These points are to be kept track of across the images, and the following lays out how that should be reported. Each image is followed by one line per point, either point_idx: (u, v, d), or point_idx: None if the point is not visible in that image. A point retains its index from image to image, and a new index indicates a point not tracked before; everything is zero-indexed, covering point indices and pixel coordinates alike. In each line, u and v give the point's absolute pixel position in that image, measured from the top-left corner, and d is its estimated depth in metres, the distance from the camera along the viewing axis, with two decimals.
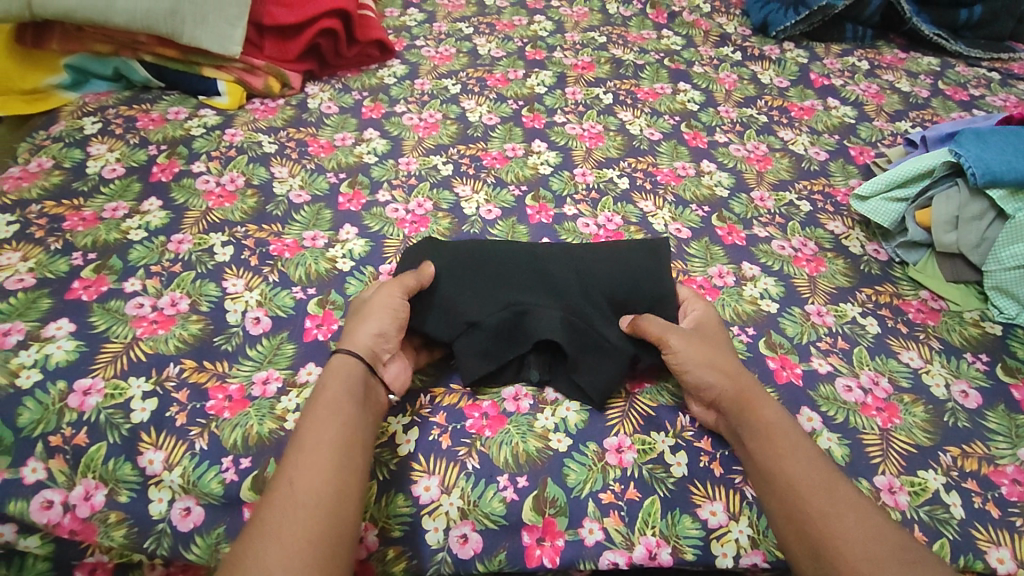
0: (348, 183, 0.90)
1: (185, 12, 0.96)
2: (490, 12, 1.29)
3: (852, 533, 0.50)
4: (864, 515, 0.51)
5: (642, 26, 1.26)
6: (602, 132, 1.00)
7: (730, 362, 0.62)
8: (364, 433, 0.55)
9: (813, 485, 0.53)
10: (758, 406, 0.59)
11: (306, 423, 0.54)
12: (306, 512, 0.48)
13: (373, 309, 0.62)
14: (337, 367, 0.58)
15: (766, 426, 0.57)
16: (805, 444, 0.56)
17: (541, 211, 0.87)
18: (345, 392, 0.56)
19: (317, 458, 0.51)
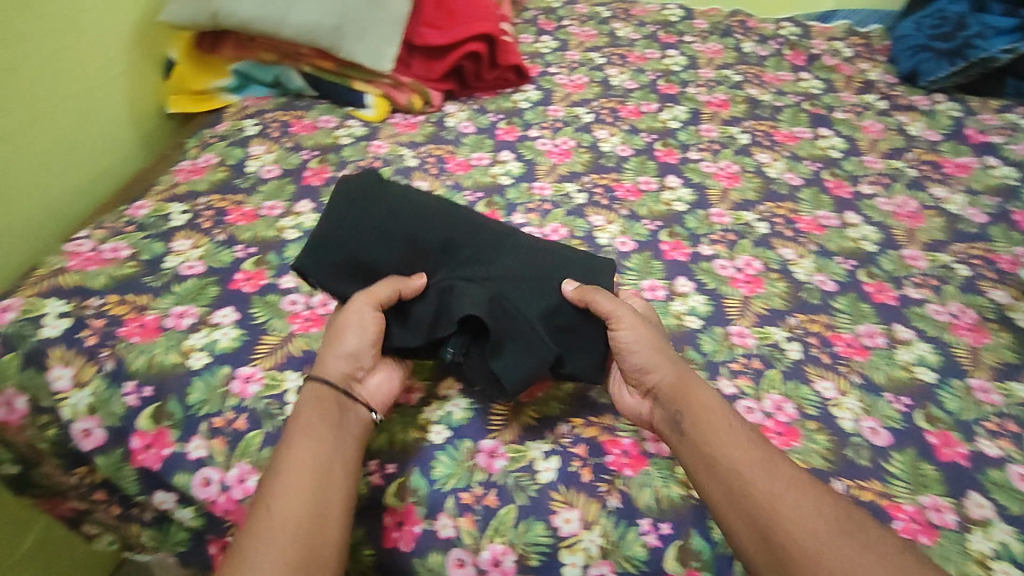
0: (485, 203, 0.92)
1: (348, 29, 1.01)
2: (622, 44, 1.30)
3: (802, 515, 0.52)
4: (811, 495, 0.54)
5: (779, 67, 1.23)
6: (739, 173, 0.98)
7: (671, 352, 0.63)
8: (342, 454, 0.58)
9: (758, 470, 0.55)
10: (698, 392, 0.60)
11: (285, 447, 0.57)
12: (282, 538, 0.52)
13: (347, 326, 0.63)
14: (311, 396, 0.61)
15: (707, 411, 0.59)
16: (744, 426, 0.58)
17: (676, 249, 0.86)
18: (321, 417, 0.59)
19: (290, 486, 0.54)
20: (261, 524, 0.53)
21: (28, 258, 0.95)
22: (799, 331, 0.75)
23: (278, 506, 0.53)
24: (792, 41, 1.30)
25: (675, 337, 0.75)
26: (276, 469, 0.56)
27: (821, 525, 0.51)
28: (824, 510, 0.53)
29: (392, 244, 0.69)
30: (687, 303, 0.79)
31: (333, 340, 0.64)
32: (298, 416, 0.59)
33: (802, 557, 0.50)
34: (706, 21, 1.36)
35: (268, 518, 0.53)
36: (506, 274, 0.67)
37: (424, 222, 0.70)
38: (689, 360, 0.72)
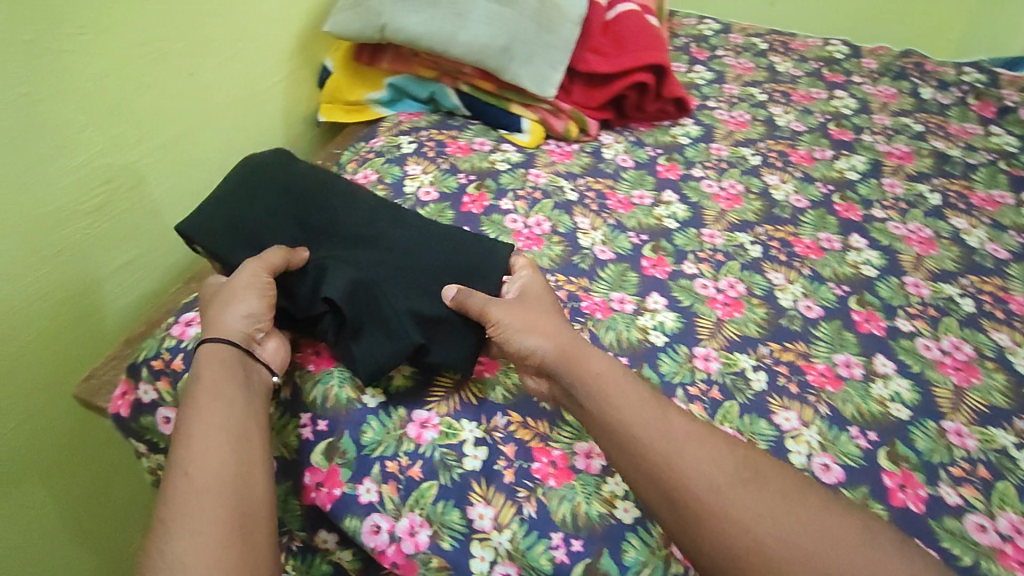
0: (651, 248, 0.86)
1: (517, 50, 0.97)
2: (784, 79, 1.22)
3: (704, 469, 0.56)
4: (703, 448, 0.57)
5: (965, 118, 1.12)
6: (933, 238, 0.89)
7: (557, 321, 0.65)
8: (252, 411, 0.59)
9: (654, 434, 0.57)
10: (586, 358, 0.62)
11: (191, 413, 0.56)
12: (205, 496, 0.52)
13: (239, 290, 0.63)
14: (201, 360, 0.60)
15: (597, 380, 0.61)
16: (632, 386, 0.61)
17: (870, 320, 0.78)
18: (225, 376, 0.59)
19: (204, 445, 0.54)
20: (177, 490, 0.52)
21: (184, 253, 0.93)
22: None
23: (191, 468, 0.53)
24: (978, 88, 1.18)
25: (883, 427, 0.67)
26: (183, 435, 0.56)
27: (720, 478, 0.55)
28: (719, 460, 0.57)
29: (276, 221, 0.72)
30: (889, 387, 0.71)
31: (224, 303, 0.63)
32: (198, 380, 0.59)
33: (705, 509, 0.54)
34: (876, 61, 1.26)
35: (184, 482, 0.53)
36: (379, 263, 0.68)
37: (315, 207, 0.73)
38: (902, 456, 0.64)
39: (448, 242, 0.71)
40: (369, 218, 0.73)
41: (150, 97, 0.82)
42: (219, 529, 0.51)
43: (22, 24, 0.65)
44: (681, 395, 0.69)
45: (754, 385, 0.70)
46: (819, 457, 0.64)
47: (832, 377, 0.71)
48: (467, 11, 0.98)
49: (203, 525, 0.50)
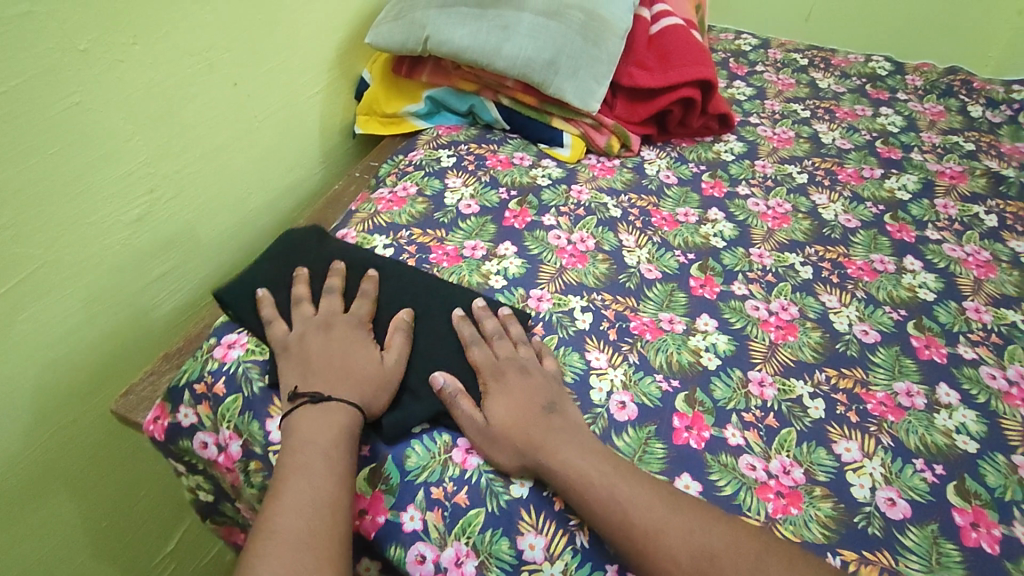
0: (699, 267, 0.84)
1: (562, 64, 0.96)
2: (826, 96, 1.20)
3: (663, 563, 0.52)
4: (670, 538, 0.53)
5: (1017, 137, 1.09)
6: (991, 261, 0.86)
7: (513, 417, 0.61)
8: (335, 472, 0.56)
9: (617, 533, 0.54)
10: (550, 454, 0.58)
11: (285, 464, 0.56)
12: (313, 538, 0.51)
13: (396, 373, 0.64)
14: (323, 406, 0.60)
15: (562, 482, 0.57)
16: (599, 471, 0.57)
17: (930, 346, 0.75)
18: (350, 428, 0.59)
19: (317, 488, 0.54)
20: (282, 525, 0.52)
21: (217, 263, 0.92)
22: None
23: (301, 506, 0.53)
24: None
25: (950, 461, 0.64)
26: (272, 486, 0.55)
27: (679, 571, 0.52)
28: (679, 551, 0.53)
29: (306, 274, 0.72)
30: (954, 418, 0.68)
31: (365, 376, 0.62)
32: (295, 432, 0.59)
33: None
34: (921, 77, 1.24)
35: (263, 528, 0.52)
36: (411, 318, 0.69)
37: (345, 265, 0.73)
38: (972, 491, 0.61)
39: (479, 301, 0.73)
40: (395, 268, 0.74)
41: (194, 108, 0.82)
42: None
43: (78, 34, 0.66)
44: (735, 422, 0.66)
45: (812, 414, 0.67)
46: (883, 490, 0.61)
47: (893, 406, 0.68)
48: (513, 24, 0.97)
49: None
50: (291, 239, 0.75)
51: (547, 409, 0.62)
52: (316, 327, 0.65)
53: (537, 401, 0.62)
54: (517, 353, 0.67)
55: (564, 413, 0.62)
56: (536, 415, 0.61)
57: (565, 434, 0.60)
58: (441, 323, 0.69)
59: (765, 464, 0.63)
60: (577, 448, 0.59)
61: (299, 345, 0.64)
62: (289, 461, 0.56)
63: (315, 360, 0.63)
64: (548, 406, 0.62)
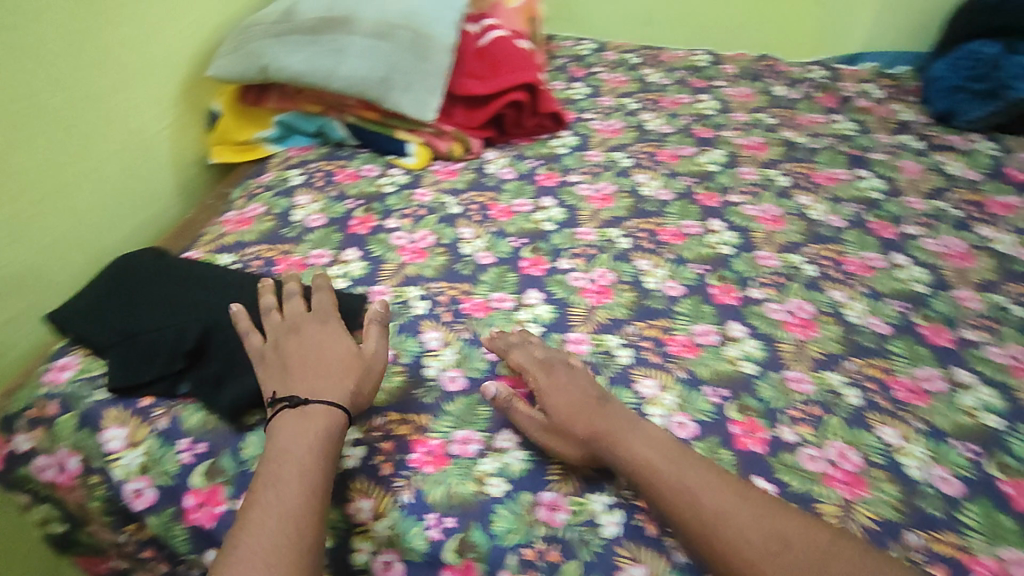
0: (530, 249, 0.93)
1: (395, 80, 1.04)
2: (653, 88, 1.33)
3: (735, 543, 0.54)
4: (741, 521, 0.56)
5: (812, 109, 1.24)
6: (781, 216, 0.99)
7: (573, 410, 0.65)
8: (303, 488, 0.56)
9: (690, 520, 0.56)
10: (616, 442, 0.62)
11: (261, 481, 0.57)
12: (281, 557, 0.52)
13: (367, 371, 0.67)
14: (302, 411, 0.61)
15: (634, 468, 0.60)
16: (665, 459, 0.60)
17: (726, 292, 0.86)
18: (324, 441, 0.60)
19: (285, 504, 0.55)
20: (255, 537, 0.53)
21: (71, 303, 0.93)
22: (857, 376, 0.75)
23: (272, 524, 0.54)
24: (822, 84, 1.32)
25: (733, 384, 0.74)
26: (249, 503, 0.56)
27: (750, 552, 0.54)
28: (749, 530, 0.55)
29: (141, 295, 0.76)
30: (741, 348, 0.78)
31: (343, 368, 0.65)
32: (274, 447, 0.59)
33: None
34: (735, 66, 1.40)
35: (235, 546, 0.53)
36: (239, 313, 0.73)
37: (179, 280, 0.78)
38: (748, 407, 0.71)
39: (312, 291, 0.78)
40: (227, 275, 0.79)
41: (27, 152, 0.84)
42: None
43: None
44: None
45: (620, 360, 0.76)
46: (676, 416, 0.70)
47: (691, 346, 0.78)
48: (346, 47, 1.05)
49: None
50: (130, 267, 0.80)
51: (601, 400, 0.66)
52: (291, 332, 0.69)
53: (591, 394, 0.66)
54: (557, 354, 0.72)
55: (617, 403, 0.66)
56: (593, 404, 0.65)
57: (631, 423, 0.64)
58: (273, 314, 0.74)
59: None
60: (641, 436, 0.62)
61: (275, 351, 0.67)
62: (262, 477, 0.58)
63: (294, 362, 0.66)
64: (601, 396, 0.66)
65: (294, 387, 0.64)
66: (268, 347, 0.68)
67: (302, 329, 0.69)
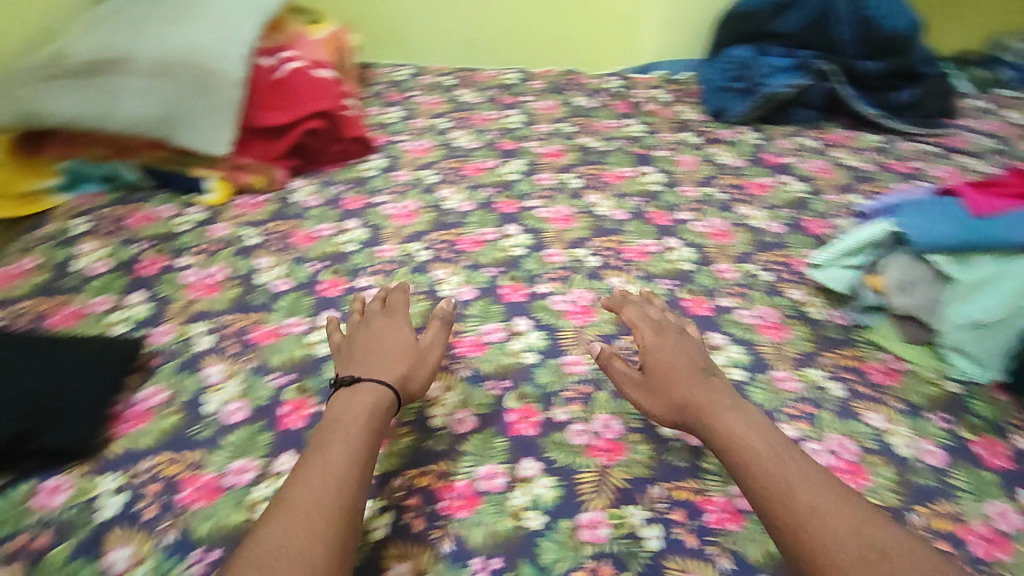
0: (329, 272, 0.93)
1: (178, 117, 1.03)
2: (465, 108, 1.39)
3: (827, 539, 0.52)
4: (832, 520, 0.53)
5: (607, 115, 1.35)
6: (572, 215, 1.06)
7: (675, 374, 0.69)
8: (349, 453, 0.59)
9: (779, 506, 0.55)
10: (708, 413, 0.64)
11: (315, 441, 0.60)
12: (323, 510, 0.54)
13: (419, 362, 0.72)
14: (354, 387, 0.66)
15: (722, 440, 0.61)
16: (766, 447, 0.59)
17: (515, 290, 0.90)
18: (369, 414, 0.63)
19: (330, 465, 0.57)
20: (302, 488, 0.55)
21: None
22: (627, 352, 0.81)
23: (319, 481, 0.56)
24: (617, 93, 1.44)
25: (514, 375, 0.77)
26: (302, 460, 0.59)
27: (841, 554, 0.51)
28: (843, 533, 0.52)
29: None
30: (524, 341, 0.82)
31: (399, 355, 0.71)
32: (333, 418, 0.63)
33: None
34: (542, 81, 1.50)
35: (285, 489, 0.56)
36: None
37: None
38: (526, 394, 0.75)
39: (77, 340, 0.75)
40: None
41: None
42: (281, 544, 0.51)
43: None
44: None
45: None
46: (458, 413, 0.73)
47: (478, 344, 0.82)
48: (120, 87, 1.02)
49: (271, 536, 0.51)
50: None
51: (706, 371, 0.69)
52: (362, 325, 0.76)
53: (697, 363, 0.70)
54: (667, 321, 0.77)
55: (721, 379, 0.69)
56: (696, 372, 0.68)
57: (736, 402, 0.65)
58: (25, 367, 0.70)
59: None
60: (739, 415, 0.63)
61: (348, 342, 0.74)
62: (316, 440, 0.61)
63: (357, 348, 0.72)
64: (704, 367, 0.69)
65: (352, 367, 0.69)
66: (340, 343, 0.75)
67: (371, 324, 0.76)
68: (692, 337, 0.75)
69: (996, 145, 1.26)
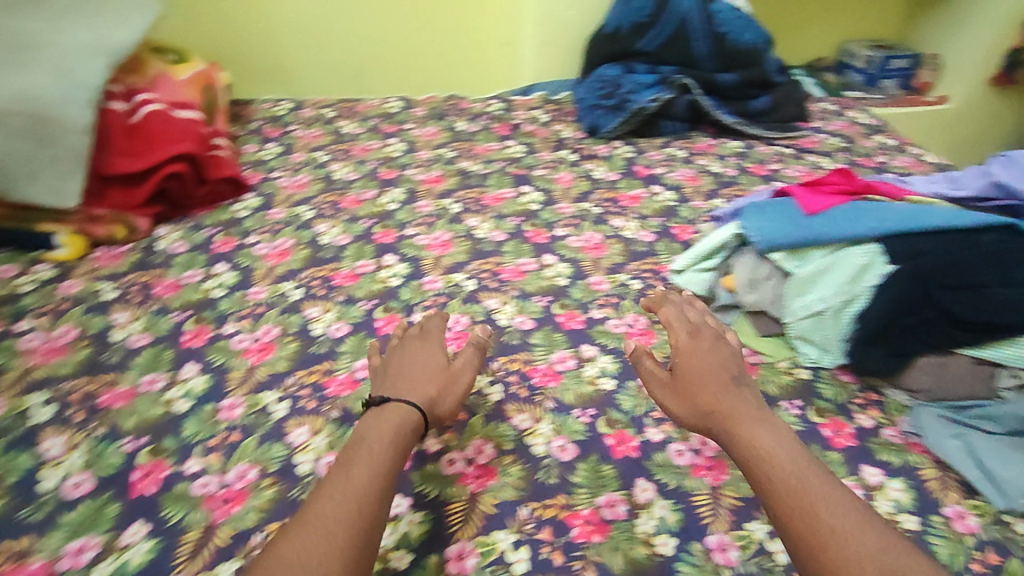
0: (193, 321, 0.89)
1: (14, 170, 0.96)
2: (346, 139, 1.38)
3: (848, 565, 0.49)
4: (854, 542, 0.50)
5: (488, 139, 1.38)
6: (450, 240, 1.06)
7: (704, 380, 0.66)
8: (374, 469, 0.57)
9: (799, 520, 0.53)
10: (733, 424, 0.62)
11: (342, 458, 0.59)
12: (344, 525, 0.52)
13: (451, 382, 0.70)
14: (383, 408, 0.64)
15: (747, 452, 0.59)
16: (792, 462, 0.57)
17: (390, 322, 0.89)
18: (395, 434, 0.61)
19: (353, 483, 0.56)
20: (322, 502, 0.54)
21: None
22: (500, 373, 0.81)
23: (341, 497, 0.54)
24: (497, 116, 1.47)
25: None
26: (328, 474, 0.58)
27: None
28: (865, 555, 0.49)
29: None
30: None
31: (430, 375, 0.70)
32: (360, 436, 0.61)
33: None
34: (425, 108, 1.51)
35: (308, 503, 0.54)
36: None
37: None
38: None
39: None
40: None
41: None
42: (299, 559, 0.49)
43: None
44: (197, 452, 0.71)
45: (275, 416, 0.75)
46: (325, 457, 0.70)
47: (349, 382, 0.79)
48: None
49: (291, 548, 0.50)
50: None
51: (736, 380, 0.66)
52: (397, 344, 0.75)
53: (729, 371, 0.67)
54: (706, 325, 0.74)
55: (752, 390, 0.66)
56: (724, 379, 0.66)
57: (765, 415, 0.63)
58: None
59: (220, 477, 0.68)
60: (767, 427, 0.61)
61: (382, 364, 0.73)
62: (342, 456, 0.60)
63: (391, 368, 0.71)
64: (735, 375, 0.67)
65: (385, 388, 0.68)
66: (377, 364, 0.74)
67: (406, 343, 0.75)
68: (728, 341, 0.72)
69: (841, 144, 1.37)
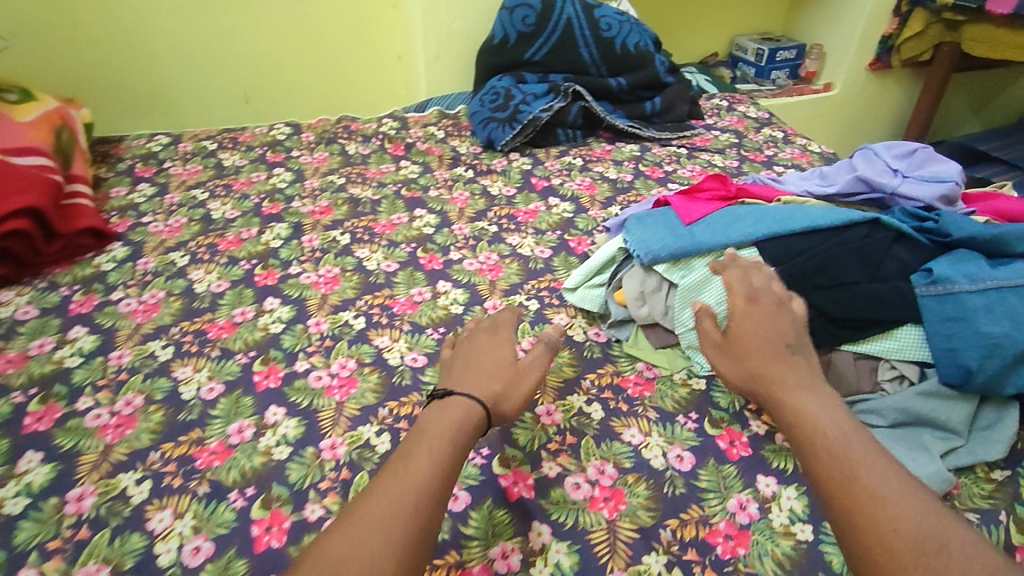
0: (39, 400, 0.79)
1: None
2: (228, 173, 1.29)
3: (885, 527, 0.48)
4: (893, 505, 0.49)
5: (381, 161, 1.32)
6: (338, 275, 1.00)
7: (757, 344, 0.63)
8: (429, 466, 0.55)
9: (836, 480, 0.52)
10: (782, 390, 0.60)
11: (401, 451, 0.58)
12: (398, 518, 0.51)
13: (519, 379, 0.68)
14: (444, 400, 0.63)
15: (790, 417, 0.58)
16: (839, 430, 0.56)
17: (269, 374, 0.82)
18: (453, 432, 0.59)
19: (409, 479, 0.54)
20: (377, 494, 0.52)
21: None
22: (389, 420, 0.75)
23: (395, 491, 0.53)
24: (390, 135, 1.41)
25: (260, 479, 0.69)
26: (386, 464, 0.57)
27: (895, 538, 0.48)
28: (903, 518, 0.49)
29: None
30: (276, 434, 0.74)
31: (497, 372, 0.68)
32: (425, 428, 0.60)
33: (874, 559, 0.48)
34: (313, 133, 1.43)
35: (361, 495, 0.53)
36: None
37: None
38: (274, 497, 0.67)
39: None
40: None
41: None
42: (347, 548, 0.48)
43: None
44: (34, 559, 0.62)
45: (133, 501, 0.67)
46: (189, 543, 0.63)
47: (222, 451, 0.72)
48: None
49: (340, 536, 0.49)
50: None
51: (792, 348, 0.63)
52: (466, 339, 0.74)
53: (785, 339, 0.63)
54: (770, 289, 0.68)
55: (807, 359, 0.63)
56: (780, 346, 0.63)
57: (813, 381, 0.61)
58: None
59: None
60: (815, 395, 0.59)
61: (451, 357, 0.72)
62: (401, 449, 0.58)
63: (459, 362, 0.70)
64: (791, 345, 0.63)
65: (450, 381, 0.67)
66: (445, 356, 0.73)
67: (475, 338, 0.73)
68: (791, 307, 0.67)
69: (732, 139, 1.39)
